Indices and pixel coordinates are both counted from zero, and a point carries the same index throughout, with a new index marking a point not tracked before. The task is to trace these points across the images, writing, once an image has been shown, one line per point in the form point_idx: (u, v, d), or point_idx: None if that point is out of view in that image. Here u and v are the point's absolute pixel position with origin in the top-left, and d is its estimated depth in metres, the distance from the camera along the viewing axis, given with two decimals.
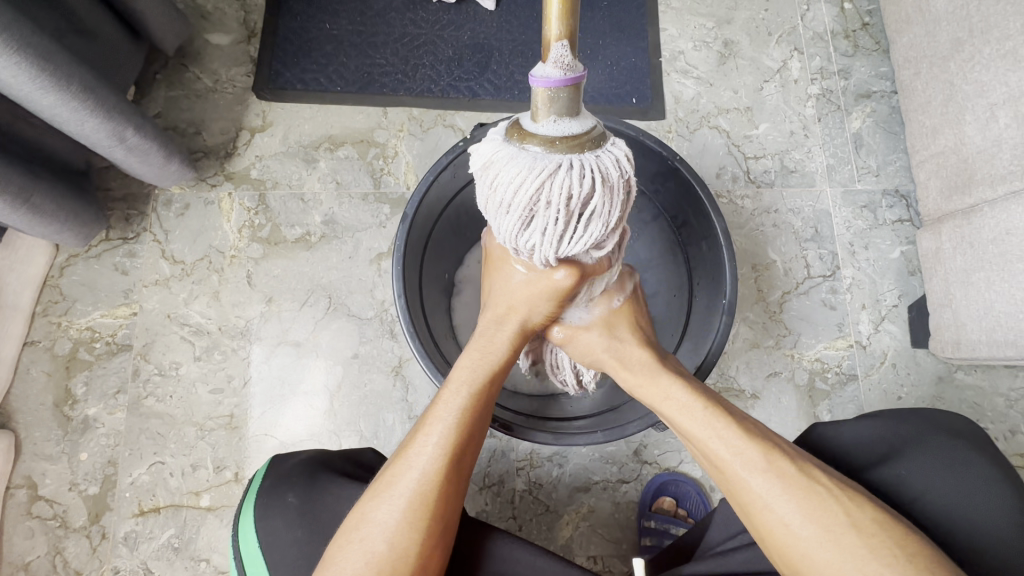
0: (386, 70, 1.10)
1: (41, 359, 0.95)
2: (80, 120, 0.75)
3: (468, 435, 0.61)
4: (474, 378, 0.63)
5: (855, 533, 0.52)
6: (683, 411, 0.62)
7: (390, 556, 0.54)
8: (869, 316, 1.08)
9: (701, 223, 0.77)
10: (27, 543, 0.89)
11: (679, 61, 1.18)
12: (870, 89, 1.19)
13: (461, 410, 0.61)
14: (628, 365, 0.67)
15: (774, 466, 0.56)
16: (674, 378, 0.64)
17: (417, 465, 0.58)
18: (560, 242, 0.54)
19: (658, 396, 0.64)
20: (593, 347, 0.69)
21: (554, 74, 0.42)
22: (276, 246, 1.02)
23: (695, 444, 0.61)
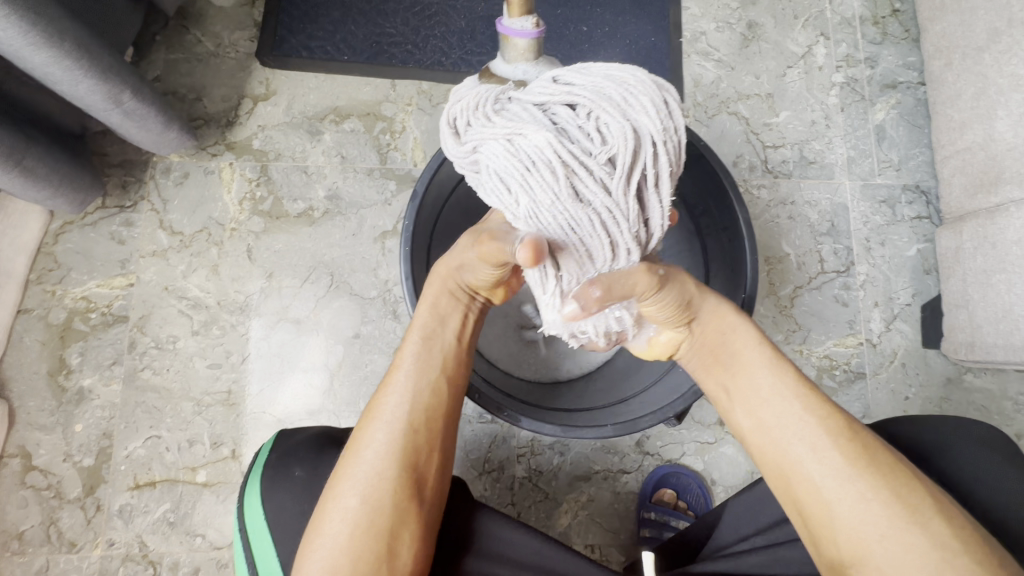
0: (396, 40, 1.06)
1: (34, 327, 0.93)
2: (74, 80, 0.71)
3: (432, 387, 0.60)
4: (427, 332, 0.62)
5: (939, 516, 0.51)
6: (767, 372, 0.59)
7: (365, 508, 0.54)
8: (881, 314, 1.06)
9: (721, 212, 0.75)
10: (21, 512, 0.88)
11: (701, 42, 1.13)
12: (896, 80, 1.15)
13: (423, 361, 0.61)
14: (721, 317, 0.62)
15: (858, 437, 0.55)
16: (762, 336, 0.62)
17: (384, 420, 0.58)
18: (516, 139, 0.47)
19: (741, 351, 0.61)
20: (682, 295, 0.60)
21: (512, 24, 0.52)
22: (277, 220, 0.99)
23: (763, 404, 0.58)
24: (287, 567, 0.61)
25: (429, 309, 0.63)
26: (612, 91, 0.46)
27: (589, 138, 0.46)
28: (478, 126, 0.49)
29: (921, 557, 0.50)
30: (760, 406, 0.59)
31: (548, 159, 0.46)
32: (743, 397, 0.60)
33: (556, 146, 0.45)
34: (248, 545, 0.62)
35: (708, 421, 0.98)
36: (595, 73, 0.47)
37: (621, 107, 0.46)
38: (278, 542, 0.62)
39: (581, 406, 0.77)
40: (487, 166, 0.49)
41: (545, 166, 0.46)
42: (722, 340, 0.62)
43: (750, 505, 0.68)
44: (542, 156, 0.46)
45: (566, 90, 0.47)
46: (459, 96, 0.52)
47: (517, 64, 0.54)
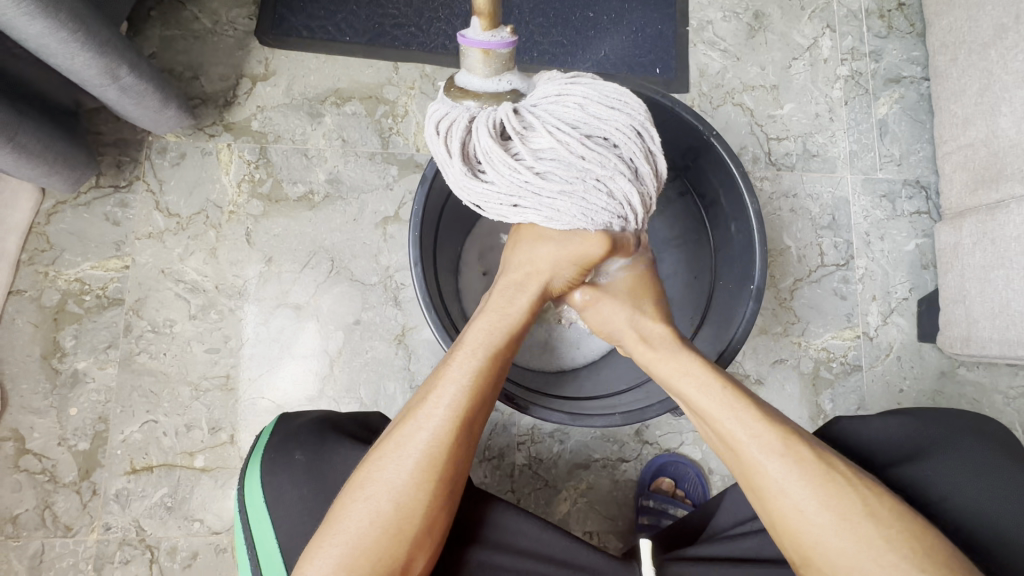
0: (399, 22, 1.04)
1: (27, 308, 0.91)
2: (69, 53, 0.69)
3: (484, 401, 0.59)
4: (488, 342, 0.61)
5: (871, 522, 0.53)
6: (697, 392, 0.59)
7: (397, 514, 0.54)
8: (878, 307, 1.07)
9: (732, 202, 0.74)
10: (15, 496, 0.87)
11: (707, 31, 1.12)
12: (900, 74, 1.15)
13: (481, 372, 0.59)
14: (644, 343, 0.64)
15: (791, 449, 0.55)
16: (692, 354, 0.62)
17: (430, 426, 0.57)
18: (579, 167, 0.57)
19: (673, 374, 0.61)
20: (613, 318, 0.66)
21: (478, 37, 0.51)
22: (277, 203, 0.98)
23: (705, 422, 0.59)
24: (285, 550, 0.61)
25: (494, 317, 0.62)
26: (632, 115, 0.58)
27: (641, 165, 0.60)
28: (540, 163, 0.57)
29: (853, 560, 0.52)
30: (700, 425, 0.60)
31: (628, 196, 0.59)
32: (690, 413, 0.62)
33: (629, 183, 0.59)
34: (248, 527, 0.62)
35: None
36: (614, 102, 0.58)
37: (643, 127, 0.59)
38: (278, 527, 0.61)
39: (585, 396, 0.78)
40: (576, 212, 0.58)
41: (625, 200, 0.60)
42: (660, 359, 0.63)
43: None
44: (623, 194, 0.59)
45: (602, 125, 0.58)
46: (495, 143, 0.56)
47: (500, 76, 0.56)
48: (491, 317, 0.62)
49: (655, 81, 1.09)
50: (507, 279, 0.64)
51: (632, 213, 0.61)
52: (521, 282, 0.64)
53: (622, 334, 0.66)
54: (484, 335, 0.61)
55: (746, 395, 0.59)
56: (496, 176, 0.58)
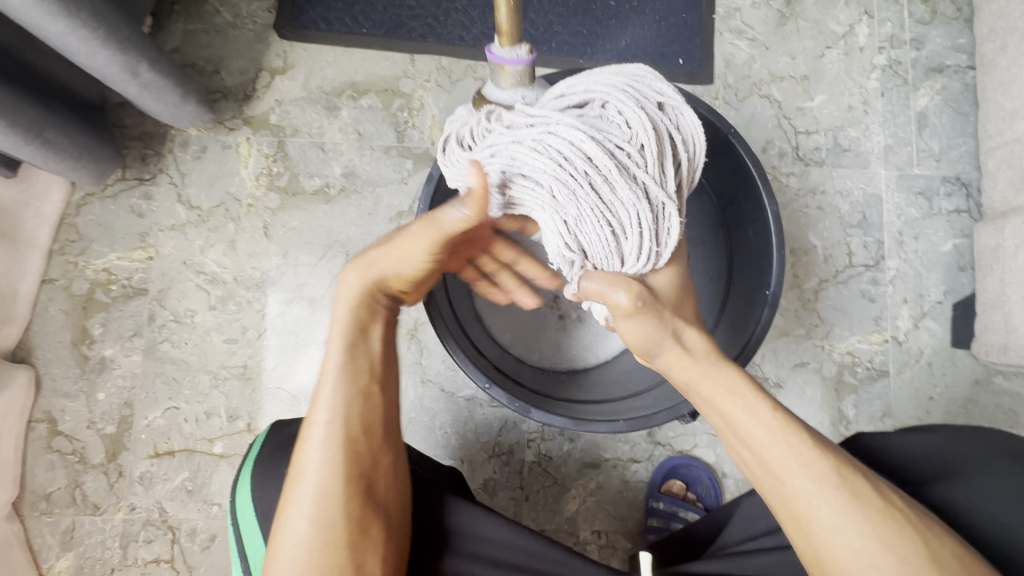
0: (416, 13, 1.03)
1: (58, 297, 0.95)
2: (90, 51, 0.70)
3: (359, 399, 0.59)
4: (347, 341, 0.61)
5: (934, 567, 0.51)
6: (742, 414, 0.57)
7: (320, 530, 0.55)
8: (909, 311, 1.02)
9: (750, 203, 0.71)
10: (48, 474, 0.91)
11: (734, 19, 1.08)
12: (943, 63, 1.08)
13: (345, 369, 0.60)
14: (680, 361, 0.59)
15: (846, 483, 0.53)
16: (739, 375, 0.58)
17: (319, 439, 0.57)
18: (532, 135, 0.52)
19: (712, 397, 0.58)
20: (651, 329, 0.58)
21: (499, 50, 0.54)
22: (294, 197, 0.99)
23: (747, 446, 0.57)
24: None
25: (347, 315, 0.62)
26: (616, 82, 0.53)
27: (613, 124, 0.52)
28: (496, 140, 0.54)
29: None
30: (742, 446, 0.57)
31: (608, 164, 0.51)
32: (727, 435, 0.59)
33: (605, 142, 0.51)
34: (241, 538, 0.63)
35: None
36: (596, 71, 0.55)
37: (629, 91, 0.53)
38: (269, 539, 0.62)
39: (593, 398, 0.77)
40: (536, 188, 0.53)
41: (602, 162, 0.51)
42: (700, 380, 0.59)
43: (760, 505, 0.68)
44: (571, 152, 0.51)
45: (577, 95, 0.54)
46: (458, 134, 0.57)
47: (514, 90, 0.57)
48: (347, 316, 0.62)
49: (677, 72, 1.05)
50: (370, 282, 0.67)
51: (595, 174, 0.51)
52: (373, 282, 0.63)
53: (660, 350, 0.60)
54: (337, 338, 0.61)
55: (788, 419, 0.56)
56: (454, 169, 0.59)
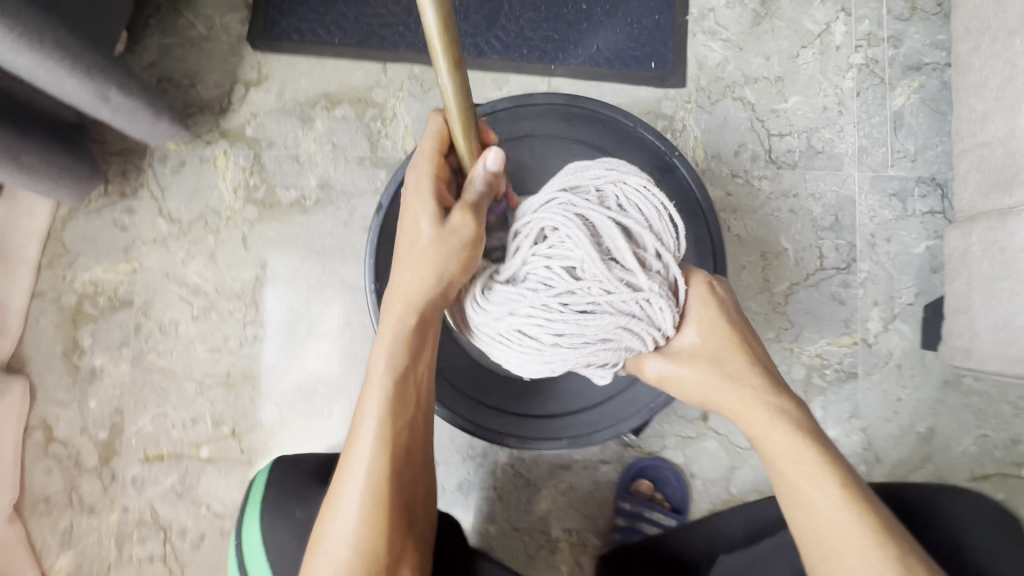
0: (387, 22, 1.04)
1: (49, 310, 0.99)
2: (59, 81, 0.73)
3: (404, 429, 0.60)
4: (394, 370, 0.59)
5: None
6: (805, 478, 0.58)
7: (356, 557, 0.56)
8: (880, 313, 1.03)
9: (689, 226, 0.77)
10: (45, 479, 0.96)
11: (708, 20, 1.07)
12: (921, 61, 1.07)
13: (393, 398, 0.59)
14: (746, 410, 0.62)
15: (905, 565, 0.53)
16: (809, 440, 0.60)
17: (360, 469, 0.58)
18: (517, 305, 0.56)
19: (776, 456, 0.60)
20: (705, 381, 0.64)
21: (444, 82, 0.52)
22: (271, 209, 1.01)
23: (800, 510, 0.58)
24: None
25: (390, 339, 0.59)
26: (551, 217, 0.56)
27: (566, 254, 0.55)
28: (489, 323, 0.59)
29: None
30: (797, 510, 0.58)
31: (590, 303, 0.55)
32: (783, 497, 0.60)
33: (572, 287, 0.55)
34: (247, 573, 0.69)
35: (689, 416, 1.00)
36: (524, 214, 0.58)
37: (561, 226, 0.55)
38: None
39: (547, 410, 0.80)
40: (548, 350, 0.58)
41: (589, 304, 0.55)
42: (763, 437, 0.61)
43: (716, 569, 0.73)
44: (548, 311, 0.55)
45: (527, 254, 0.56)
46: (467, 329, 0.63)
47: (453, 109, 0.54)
48: (390, 343, 0.59)
49: (649, 76, 1.05)
50: (399, 285, 0.59)
51: (576, 318, 0.55)
52: (411, 296, 0.58)
53: (722, 401, 0.64)
54: (383, 363, 0.59)
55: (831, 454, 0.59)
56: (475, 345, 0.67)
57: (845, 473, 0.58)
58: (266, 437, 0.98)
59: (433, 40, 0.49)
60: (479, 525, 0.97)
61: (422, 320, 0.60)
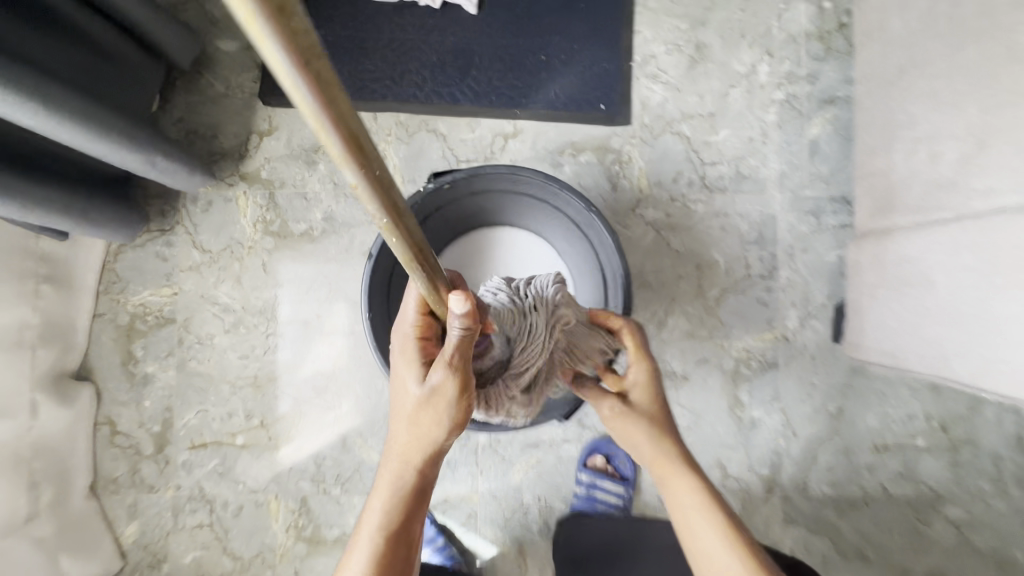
0: (377, 77, 1.23)
1: (108, 327, 1.21)
2: (120, 156, 0.94)
3: (393, 547, 0.67)
4: (392, 494, 0.70)
5: None
6: (699, 519, 0.73)
7: None
8: (797, 312, 1.23)
9: (610, 264, 0.97)
10: (113, 464, 1.19)
11: (650, 65, 1.25)
12: (835, 95, 1.25)
13: (388, 518, 0.69)
14: (661, 461, 0.77)
15: None
16: (704, 487, 0.75)
17: None
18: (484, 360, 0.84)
19: (680, 498, 0.76)
20: (635, 432, 0.79)
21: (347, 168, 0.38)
22: (285, 239, 1.22)
23: (694, 544, 0.73)
24: None
25: (391, 473, 0.70)
26: None
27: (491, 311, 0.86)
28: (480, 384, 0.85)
29: None
30: (693, 544, 0.73)
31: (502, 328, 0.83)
32: (684, 533, 0.75)
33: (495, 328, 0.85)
34: None
35: None
36: None
37: None
38: None
39: None
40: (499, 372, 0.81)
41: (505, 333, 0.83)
42: (670, 483, 0.77)
43: None
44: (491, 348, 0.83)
45: None
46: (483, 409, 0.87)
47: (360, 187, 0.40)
48: (391, 474, 0.70)
49: (599, 116, 1.23)
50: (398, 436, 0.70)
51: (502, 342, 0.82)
52: (407, 445, 0.69)
53: (642, 450, 0.79)
54: (384, 486, 0.70)
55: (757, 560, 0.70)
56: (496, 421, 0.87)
57: (730, 517, 0.73)
58: (289, 427, 1.20)
59: (296, 96, 0.31)
60: (465, 493, 1.20)
61: (414, 463, 0.70)
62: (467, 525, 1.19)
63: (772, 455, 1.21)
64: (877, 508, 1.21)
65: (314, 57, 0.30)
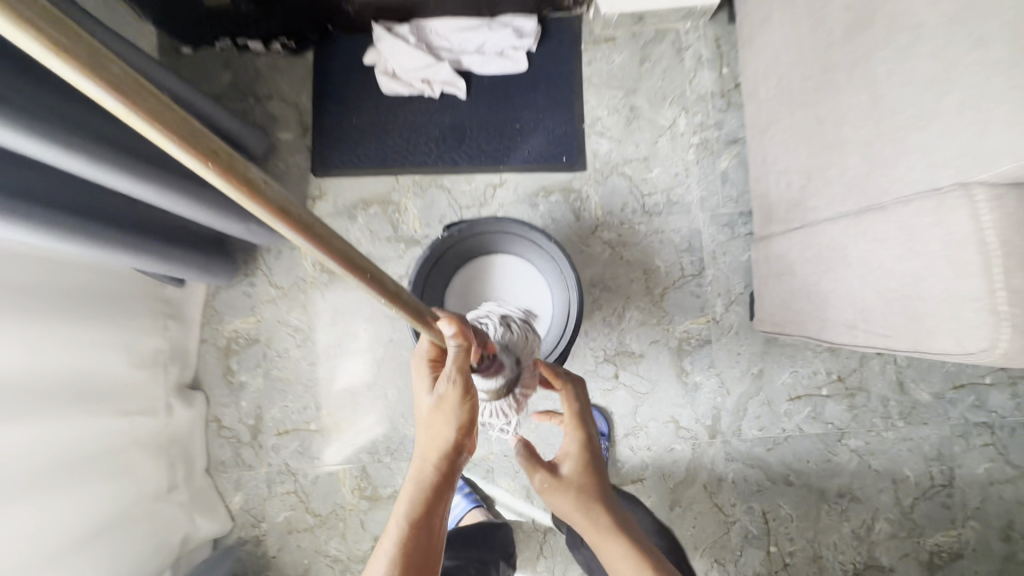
0: (396, 150, 1.67)
1: (211, 349, 1.63)
2: (236, 226, 1.41)
3: (418, 523, 0.81)
4: (419, 483, 0.84)
5: None
6: (632, 571, 0.86)
7: None
8: (722, 300, 1.63)
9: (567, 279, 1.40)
10: (220, 450, 1.60)
11: (597, 125, 1.68)
12: (736, 137, 1.67)
13: (414, 502, 0.82)
14: (593, 527, 0.90)
15: None
16: (628, 546, 0.88)
17: (386, 549, 0.79)
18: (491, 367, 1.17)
19: (613, 556, 0.88)
20: (566, 505, 0.91)
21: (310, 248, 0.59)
22: (337, 274, 1.64)
23: None
24: None
25: (416, 467, 0.85)
26: None
27: None
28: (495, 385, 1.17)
29: None
30: None
31: None
32: None
33: None
34: None
35: (606, 376, 1.61)
36: None
37: None
38: None
39: None
40: None
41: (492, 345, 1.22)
42: (602, 545, 0.89)
43: None
44: None
45: None
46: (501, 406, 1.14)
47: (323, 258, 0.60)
48: (416, 471, 0.85)
49: (562, 166, 1.66)
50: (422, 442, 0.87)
51: None
52: (428, 446, 0.85)
53: (577, 522, 0.91)
54: (410, 479, 0.84)
55: None
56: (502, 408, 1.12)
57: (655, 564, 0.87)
58: (349, 413, 1.61)
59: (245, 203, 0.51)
60: (483, 454, 1.61)
61: (434, 462, 0.84)
62: (486, 478, 1.61)
63: (712, 409, 1.61)
64: (795, 443, 1.60)
65: (44, 16, 0.40)
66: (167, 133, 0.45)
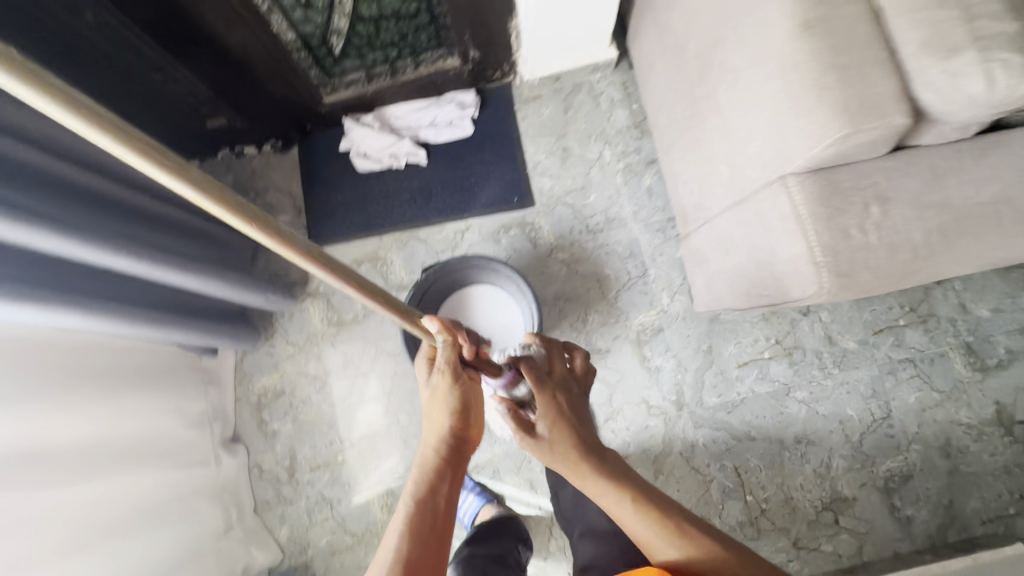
0: (377, 215, 2.01)
1: (245, 405, 1.91)
2: (258, 299, 1.74)
3: (424, 495, 0.99)
4: (425, 466, 1.04)
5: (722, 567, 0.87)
6: (615, 500, 0.97)
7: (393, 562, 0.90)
8: (667, 293, 1.94)
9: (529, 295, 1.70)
10: (264, 491, 1.86)
11: (538, 167, 2.03)
12: (654, 157, 2.01)
13: (421, 479, 1.01)
14: (575, 468, 1.02)
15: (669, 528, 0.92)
16: (609, 479, 0.99)
17: (399, 519, 0.96)
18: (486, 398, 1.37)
19: (598, 489, 0.99)
20: (550, 455, 1.03)
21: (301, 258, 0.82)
22: (342, 325, 1.94)
23: (620, 517, 0.97)
24: None
25: (422, 453, 1.06)
26: None
27: None
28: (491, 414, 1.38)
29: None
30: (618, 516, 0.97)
31: None
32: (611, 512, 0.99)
33: None
34: None
35: None
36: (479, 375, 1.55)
37: None
38: None
39: None
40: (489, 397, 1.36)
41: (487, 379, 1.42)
42: (587, 483, 1.01)
43: None
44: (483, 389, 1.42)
45: None
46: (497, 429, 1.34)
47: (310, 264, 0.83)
48: (423, 455, 1.06)
49: (515, 205, 1.99)
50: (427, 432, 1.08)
51: None
52: (431, 432, 1.07)
53: (562, 467, 1.03)
54: (418, 465, 1.04)
55: (657, 517, 0.93)
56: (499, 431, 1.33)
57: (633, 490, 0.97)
58: (369, 441, 1.87)
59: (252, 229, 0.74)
60: (489, 456, 1.87)
61: (437, 447, 1.05)
62: (494, 477, 1.86)
63: (675, 385, 1.88)
64: (750, 403, 1.87)
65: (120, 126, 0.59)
66: (124, 141, 0.59)
